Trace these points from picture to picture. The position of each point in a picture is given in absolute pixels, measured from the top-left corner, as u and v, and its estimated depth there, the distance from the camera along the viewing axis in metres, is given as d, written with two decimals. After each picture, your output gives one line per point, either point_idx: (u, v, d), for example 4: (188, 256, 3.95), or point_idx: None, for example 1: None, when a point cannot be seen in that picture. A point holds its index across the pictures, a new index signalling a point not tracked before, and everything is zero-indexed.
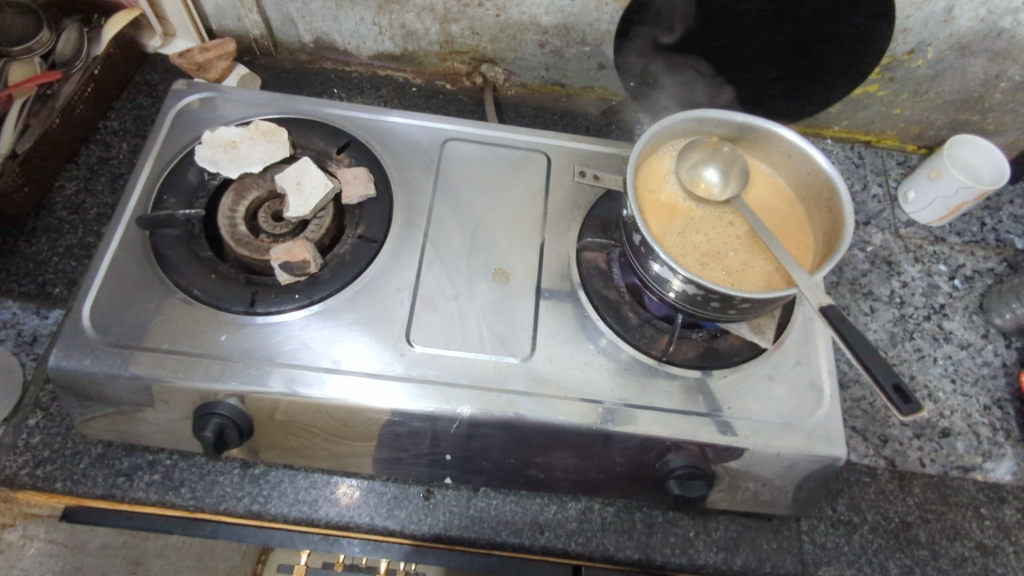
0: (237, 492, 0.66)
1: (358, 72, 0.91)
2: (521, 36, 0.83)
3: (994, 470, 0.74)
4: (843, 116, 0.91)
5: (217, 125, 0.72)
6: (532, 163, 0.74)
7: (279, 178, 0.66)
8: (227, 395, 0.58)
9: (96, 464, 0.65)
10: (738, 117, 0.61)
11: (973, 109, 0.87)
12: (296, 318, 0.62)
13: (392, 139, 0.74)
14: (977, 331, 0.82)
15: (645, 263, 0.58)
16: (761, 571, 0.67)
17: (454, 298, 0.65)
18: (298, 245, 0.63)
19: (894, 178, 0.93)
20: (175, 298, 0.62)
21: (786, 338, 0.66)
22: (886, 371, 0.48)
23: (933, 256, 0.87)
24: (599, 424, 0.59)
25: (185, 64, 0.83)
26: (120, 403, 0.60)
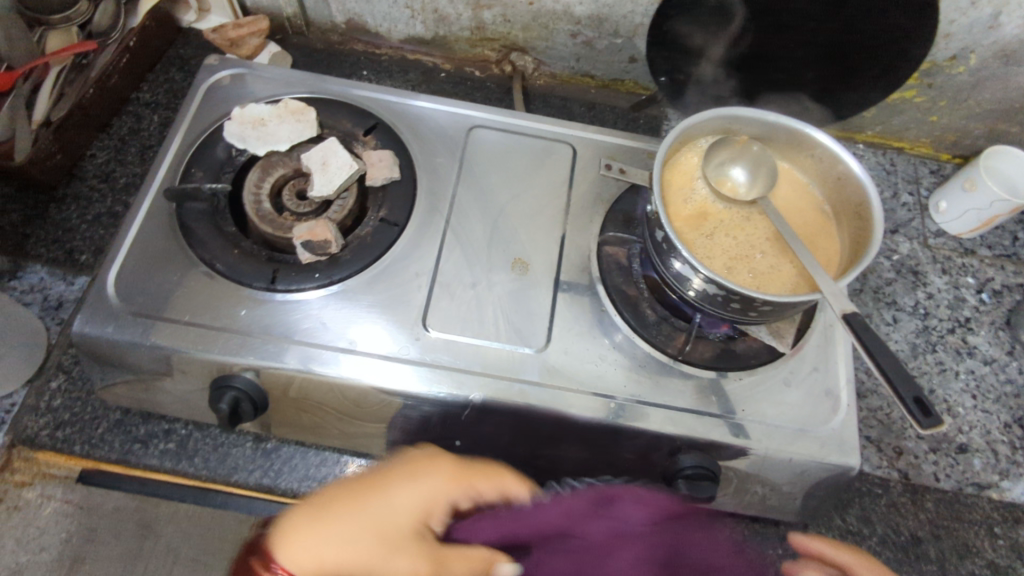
0: (249, 465, 0.67)
1: (388, 54, 0.91)
2: (553, 25, 0.83)
3: (1011, 490, 0.73)
4: (877, 120, 0.89)
5: (246, 102, 0.72)
6: (558, 154, 0.74)
7: (305, 157, 0.67)
8: (245, 369, 0.59)
9: (113, 430, 0.67)
10: (769, 117, 0.60)
11: (1013, 119, 0.84)
12: (315, 297, 0.62)
13: (419, 123, 0.74)
14: (1003, 347, 0.81)
15: (666, 260, 0.58)
16: None
17: (473, 286, 0.65)
18: (321, 224, 0.63)
19: (926, 187, 0.91)
20: (197, 272, 0.62)
21: (805, 343, 0.65)
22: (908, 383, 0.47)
23: (961, 268, 0.85)
24: (608, 419, 0.59)
25: (219, 39, 0.84)
26: (142, 371, 0.61)
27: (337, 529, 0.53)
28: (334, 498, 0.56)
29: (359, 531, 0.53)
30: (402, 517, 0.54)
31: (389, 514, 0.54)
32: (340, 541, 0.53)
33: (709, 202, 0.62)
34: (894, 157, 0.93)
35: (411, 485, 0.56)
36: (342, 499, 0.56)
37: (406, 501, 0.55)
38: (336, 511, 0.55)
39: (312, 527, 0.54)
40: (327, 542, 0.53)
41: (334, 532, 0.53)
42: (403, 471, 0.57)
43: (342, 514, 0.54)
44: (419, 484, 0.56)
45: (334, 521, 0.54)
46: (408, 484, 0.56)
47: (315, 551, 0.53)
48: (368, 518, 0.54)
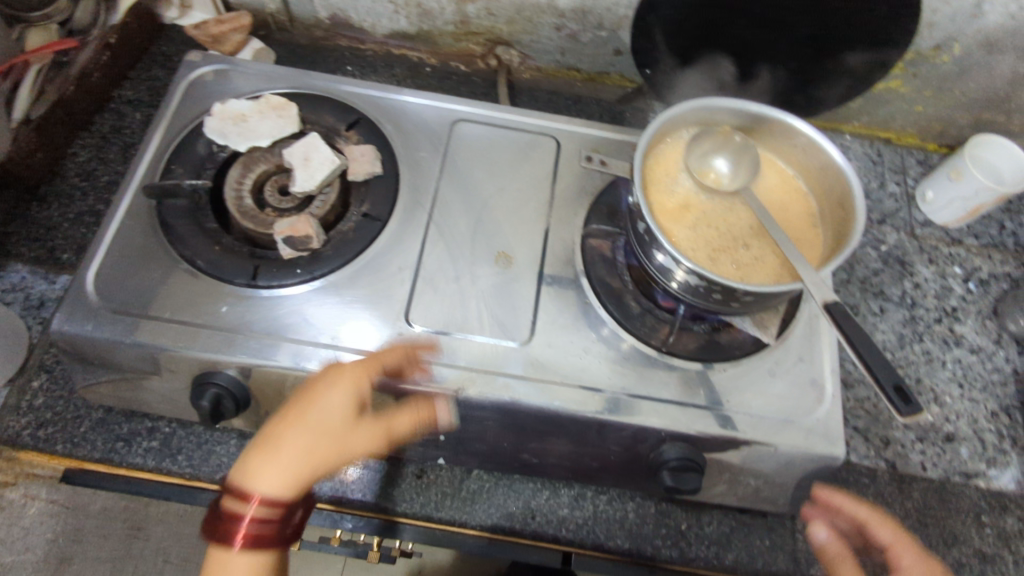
0: (234, 463, 0.67)
1: (373, 50, 0.91)
2: (537, 18, 0.82)
3: (998, 478, 0.73)
4: (863, 111, 0.89)
5: (227, 98, 0.72)
6: (541, 147, 0.73)
7: (286, 152, 0.66)
8: (229, 366, 0.59)
9: (95, 428, 0.66)
10: (751, 107, 0.60)
11: (999, 108, 0.84)
12: (298, 292, 0.62)
13: (402, 118, 0.73)
14: (990, 336, 0.81)
15: (649, 252, 0.57)
16: (752, 568, 0.67)
17: (456, 280, 0.64)
18: (302, 220, 0.63)
19: (913, 177, 0.91)
20: (179, 269, 0.62)
21: (790, 333, 0.65)
22: (889, 372, 0.47)
23: (948, 258, 0.85)
24: (600, 414, 0.59)
25: (200, 35, 0.83)
26: (124, 370, 0.61)
27: (287, 446, 0.52)
28: (274, 428, 0.53)
29: (309, 442, 0.53)
30: (339, 412, 0.54)
31: (330, 414, 0.53)
32: (297, 458, 0.52)
33: (692, 193, 0.62)
34: (881, 148, 0.93)
35: (337, 386, 0.54)
36: (279, 427, 0.53)
37: (340, 399, 0.54)
38: (279, 436, 0.53)
39: (266, 460, 0.52)
40: (286, 464, 0.52)
41: (288, 455, 0.52)
42: (325, 376, 0.55)
43: (286, 437, 0.52)
44: (344, 381, 0.54)
45: (285, 446, 0.52)
46: (334, 386, 0.54)
47: (279, 478, 0.52)
48: (312, 431, 0.53)
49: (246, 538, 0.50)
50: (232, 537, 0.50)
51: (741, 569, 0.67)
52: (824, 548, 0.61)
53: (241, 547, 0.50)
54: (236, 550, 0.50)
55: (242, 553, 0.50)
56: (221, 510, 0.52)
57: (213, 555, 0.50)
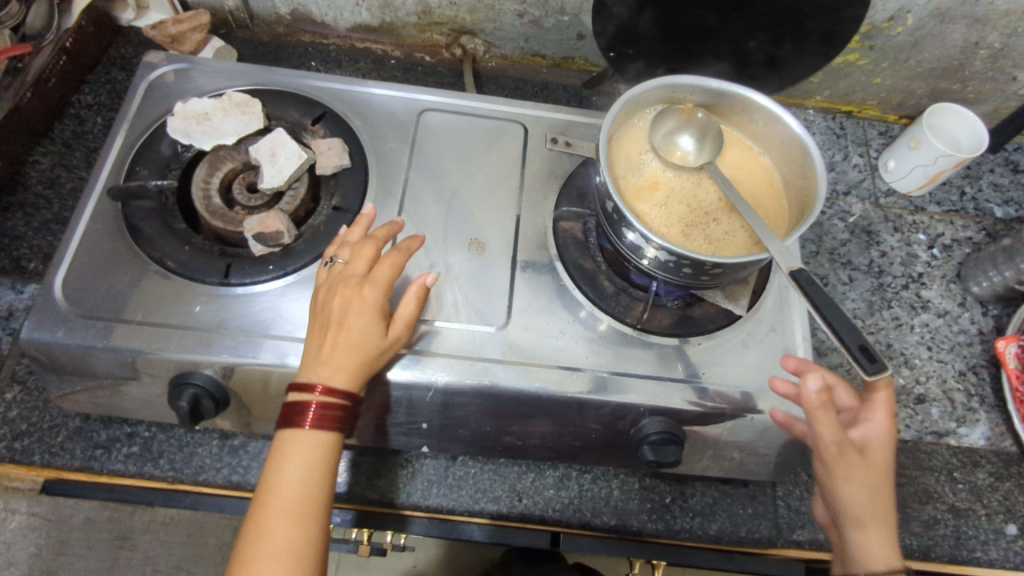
0: (217, 464, 0.66)
1: (337, 44, 0.91)
2: (498, 6, 0.82)
3: (968, 435, 0.75)
4: (824, 85, 0.90)
5: (190, 97, 0.71)
6: (509, 133, 0.74)
7: (252, 150, 0.66)
8: (207, 366, 0.58)
9: (74, 437, 0.66)
10: (711, 83, 0.61)
11: (954, 77, 0.86)
12: (272, 289, 0.62)
13: (367, 110, 0.73)
14: (955, 300, 0.83)
15: (619, 231, 0.58)
16: (736, 536, 0.68)
17: (430, 269, 0.65)
18: (272, 216, 0.62)
19: (875, 148, 0.93)
20: (149, 272, 0.61)
21: (761, 305, 0.67)
22: (853, 333, 0.48)
23: (912, 225, 0.87)
24: (591, 394, 0.60)
25: (159, 36, 0.81)
26: (98, 376, 0.60)
27: (339, 352, 0.53)
28: (315, 339, 0.55)
29: (358, 338, 0.54)
30: (378, 316, 0.55)
31: (369, 320, 0.55)
32: (351, 351, 0.53)
33: (660, 172, 0.63)
34: (843, 121, 0.94)
35: (355, 290, 0.56)
36: (319, 336, 0.55)
37: (365, 298, 0.56)
38: (328, 348, 0.54)
39: (321, 362, 0.53)
40: (341, 358, 0.53)
41: (342, 351, 0.53)
42: (340, 286, 0.56)
43: (335, 340, 0.54)
44: (358, 284, 0.56)
45: (333, 347, 0.54)
46: (355, 290, 0.56)
47: (339, 372, 0.53)
48: (359, 331, 0.54)
49: (318, 423, 0.52)
50: (306, 422, 0.51)
51: (726, 538, 0.68)
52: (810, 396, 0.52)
53: (315, 430, 0.52)
54: (310, 434, 0.51)
55: (315, 436, 0.52)
56: (287, 411, 0.53)
57: (288, 445, 0.51)
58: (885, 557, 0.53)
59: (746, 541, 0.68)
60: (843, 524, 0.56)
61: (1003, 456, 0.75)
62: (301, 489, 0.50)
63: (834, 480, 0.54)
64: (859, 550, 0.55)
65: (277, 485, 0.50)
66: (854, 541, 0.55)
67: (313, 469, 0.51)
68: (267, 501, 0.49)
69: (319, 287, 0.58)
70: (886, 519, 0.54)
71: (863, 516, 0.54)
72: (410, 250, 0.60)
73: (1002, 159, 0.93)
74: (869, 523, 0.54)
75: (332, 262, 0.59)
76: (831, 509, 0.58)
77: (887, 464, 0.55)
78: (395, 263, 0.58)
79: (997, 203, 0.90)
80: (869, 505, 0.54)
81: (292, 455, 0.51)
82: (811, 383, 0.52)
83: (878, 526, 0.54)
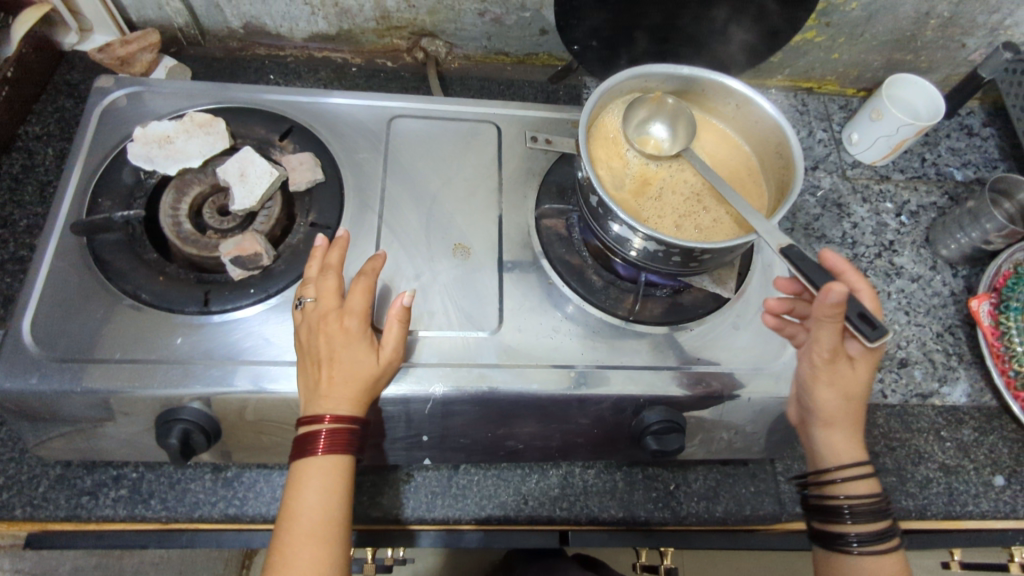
0: (211, 498, 0.64)
1: (294, 56, 0.88)
2: (459, 6, 0.81)
3: (951, 394, 0.77)
4: (784, 65, 0.92)
5: (148, 121, 0.68)
6: (482, 134, 0.73)
7: (221, 171, 0.64)
8: (191, 399, 0.56)
9: (56, 486, 0.63)
10: (682, 69, 0.61)
11: (907, 48, 0.89)
12: (253, 313, 0.60)
13: (335, 121, 0.71)
14: (926, 264, 0.85)
15: (605, 225, 0.57)
16: (742, 515, 0.69)
17: (416, 278, 0.63)
18: (248, 237, 0.61)
19: (838, 122, 0.95)
20: (122, 306, 0.59)
21: (748, 286, 0.67)
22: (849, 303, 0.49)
23: (880, 195, 0.90)
24: (573, 388, 0.59)
25: (107, 59, 0.78)
26: (77, 420, 0.57)
27: (336, 386, 0.52)
28: (308, 376, 0.54)
29: (352, 365, 0.53)
30: (365, 345, 0.54)
31: (358, 352, 0.54)
32: (350, 380, 0.53)
33: (644, 165, 0.63)
34: (805, 98, 0.96)
35: (335, 321, 0.55)
36: (312, 371, 0.54)
37: (347, 328, 0.55)
38: (322, 385, 0.53)
39: (320, 396, 0.52)
40: (341, 388, 0.52)
41: (339, 383, 0.53)
42: (319, 321, 0.55)
43: (329, 374, 0.53)
44: (337, 316, 0.55)
45: (331, 379, 0.53)
46: (335, 322, 0.55)
47: (341, 403, 0.52)
48: (349, 363, 0.53)
49: (330, 449, 0.51)
50: (318, 450, 0.51)
51: (732, 518, 0.69)
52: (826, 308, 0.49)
53: (330, 456, 0.51)
54: (324, 459, 0.51)
55: (330, 460, 0.52)
56: (297, 443, 0.52)
57: (302, 475, 0.51)
58: (850, 451, 0.57)
59: (751, 519, 0.69)
60: (811, 423, 0.59)
61: (984, 411, 0.77)
62: (322, 514, 0.50)
63: (815, 383, 0.56)
64: (827, 447, 0.58)
65: (298, 515, 0.50)
66: (824, 438, 0.58)
67: (329, 493, 0.51)
68: (289, 529, 0.49)
69: (297, 330, 0.56)
70: (854, 419, 0.57)
71: (836, 417, 0.56)
72: (375, 271, 0.59)
73: (957, 124, 0.96)
74: (838, 423, 0.57)
75: (301, 302, 0.57)
76: (802, 409, 0.60)
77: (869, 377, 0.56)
78: (368, 288, 0.57)
79: (956, 167, 0.93)
80: (842, 409, 0.56)
81: (309, 482, 0.51)
82: (831, 295, 0.48)
83: (846, 425, 0.57)
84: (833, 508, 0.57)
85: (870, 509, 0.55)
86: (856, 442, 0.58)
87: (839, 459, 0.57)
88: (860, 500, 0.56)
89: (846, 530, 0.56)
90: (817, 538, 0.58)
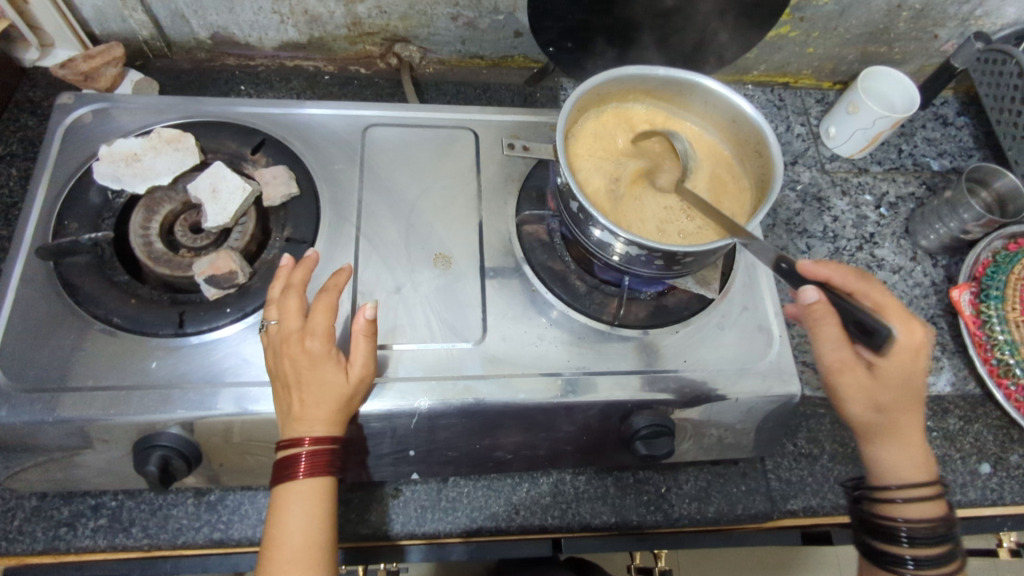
0: (195, 523, 0.62)
1: (265, 65, 0.87)
2: (431, 11, 0.79)
3: (935, 384, 0.78)
4: (759, 60, 0.92)
5: (115, 139, 0.66)
6: (459, 140, 0.72)
7: (191, 188, 0.62)
8: (171, 424, 0.55)
9: (32, 518, 0.61)
10: (658, 71, 0.60)
11: (880, 40, 0.89)
12: (232, 332, 0.59)
13: (309, 132, 0.70)
14: (906, 255, 0.86)
15: (585, 230, 0.56)
16: (734, 515, 0.69)
17: (396, 291, 0.62)
18: (222, 256, 0.59)
19: (815, 116, 0.95)
20: (94, 331, 0.57)
21: (731, 286, 0.67)
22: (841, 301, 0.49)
23: (859, 187, 0.90)
24: (561, 397, 0.59)
25: (69, 75, 0.75)
26: (50, 450, 0.56)
27: (306, 409, 0.51)
28: (281, 401, 0.53)
29: (321, 386, 0.52)
30: (330, 365, 0.53)
31: (323, 373, 0.52)
32: (321, 402, 0.52)
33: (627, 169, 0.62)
34: (782, 93, 0.96)
35: (297, 344, 0.53)
36: (284, 395, 0.53)
37: (309, 349, 0.53)
38: (295, 409, 0.52)
39: (294, 419, 0.52)
40: (313, 410, 0.51)
41: (311, 405, 0.52)
42: (282, 344, 0.54)
43: (299, 397, 0.52)
44: (299, 338, 0.53)
45: (302, 402, 0.52)
46: (298, 345, 0.53)
47: (316, 424, 0.51)
48: (317, 384, 0.52)
49: (310, 471, 0.51)
50: (298, 473, 0.51)
51: (725, 519, 0.68)
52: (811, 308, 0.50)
53: (310, 480, 0.51)
54: (305, 483, 0.51)
55: (311, 484, 0.51)
56: (275, 468, 0.52)
57: (283, 500, 0.51)
58: (909, 469, 0.54)
59: (743, 519, 0.69)
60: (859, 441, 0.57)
61: (969, 399, 0.78)
62: (304, 540, 0.50)
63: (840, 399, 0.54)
64: (882, 464, 0.55)
65: (281, 541, 0.49)
66: (879, 454, 0.55)
67: (311, 517, 0.50)
68: (273, 555, 0.49)
69: (265, 352, 0.55)
70: (902, 429, 0.54)
71: (884, 432, 0.54)
72: (338, 287, 0.57)
73: (932, 114, 0.97)
74: (883, 437, 0.54)
75: (266, 324, 0.56)
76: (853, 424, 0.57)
77: (905, 376, 0.51)
78: (330, 305, 0.55)
79: (932, 157, 0.93)
80: (880, 421, 0.54)
81: (291, 508, 0.50)
82: (808, 294, 0.49)
83: (901, 440, 0.54)
84: (888, 529, 0.54)
85: (929, 534, 0.53)
86: (913, 455, 0.54)
87: (898, 477, 0.54)
88: (919, 524, 0.53)
89: (902, 552, 0.53)
90: (869, 555, 0.56)
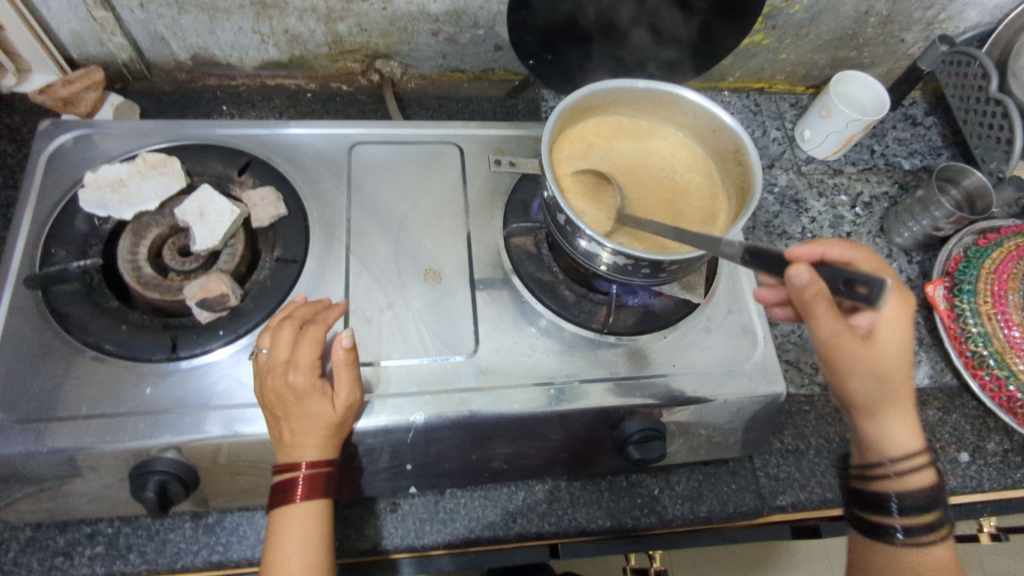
0: (193, 546, 0.62)
1: (246, 85, 0.87)
2: (412, 27, 0.80)
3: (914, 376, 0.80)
4: (734, 67, 0.95)
5: (99, 164, 0.66)
6: (444, 156, 0.73)
7: (178, 212, 0.63)
8: (164, 449, 0.55)
9: (27, 549, 0.60)
10: (640, 84, 0.62)
11: (850, 45, 0.92)
12: (223, 355, 0.59)
13: (295, 152, 0.70)
14: (882, 253, 0.88)
15: (572, 241, 0.57)
16: (726, 514, 0.70)
17: (388, 307, 0.63)
18: (213, 279, 0.60)
19: (790, 120, 0.98)
20: (84, 359, 0.57)
21: (716, 290, 0.69)
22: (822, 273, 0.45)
23: (834, 188, 0.92)
24: (552, 405, 0.60)
25: (50, 100, 0.75)
26: (43, 480, 0.55)
27: (297, 440, 0.52)
28: (273, 427, 0.54)
29: (309, 418, 0.53)
30: (315, 394, 0.53)
31: (308, 407, 0.53)
32: (311, 432, 0.52)
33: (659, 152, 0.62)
34: (757, 98, 0.99)
35: (281, 377, 0.54)
36: (275, 423, 0.54)
37: (292, 384, 0.53)
38: (286, 434, 0.53)
39: (287, 446, 0.53)
40: (303, 440, 0.52)
41: (301, 434, 0.52)
42: (268, 375, 0.54)
43: (290, 425, 0.53)
44: (281, 372, 0.54)
45: (292, 431, 0.53)
46: (282, 377, 0.54)
47: (308, 450, 0.52)
48: (303, 418, 0.53)
49: (307, 494, 0.52)
50: (296, 497, 0.52)
51: (716, 518, 0.70)
52: (801, 290, 0.44)
53: (306, 503, 0.52)
54: (302, 509, 0.52)
55: (308, 508, 0.53)
56: (273, 491, 0.53)
57: (281, 525, 0.52)
58: (902, 438, 0.52)
59: (735, 516, 0.70)
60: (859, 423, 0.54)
61: (947, 390, 0.80)
62: (302, 566, 0.51)
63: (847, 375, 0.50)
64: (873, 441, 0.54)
65: (279, 566, 0.51)
66: (869, 429, 0.53)
67: (308, 543, 0.52)
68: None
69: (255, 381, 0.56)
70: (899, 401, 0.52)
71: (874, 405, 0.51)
72: (329, 321, 0.57)
73: (901, 115, 1.00)
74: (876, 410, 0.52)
75: (257, 352, 0.56)
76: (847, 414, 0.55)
77: (899, 336, 0.49)
78: (316, 337, 0.55)
79: (904, 157, 0.96)
80: (880, 394, 0.51)
81: (287, 537, 0.51)
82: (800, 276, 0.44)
83: (892, 410, 0.52)
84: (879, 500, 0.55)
85: (920, 501, 0.53)
86: (910, 429, 0.53)
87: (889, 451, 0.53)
88: (913, 496, 0.53)
89: (892, 521, 0.54)
90: (863, 526, 0.57)
